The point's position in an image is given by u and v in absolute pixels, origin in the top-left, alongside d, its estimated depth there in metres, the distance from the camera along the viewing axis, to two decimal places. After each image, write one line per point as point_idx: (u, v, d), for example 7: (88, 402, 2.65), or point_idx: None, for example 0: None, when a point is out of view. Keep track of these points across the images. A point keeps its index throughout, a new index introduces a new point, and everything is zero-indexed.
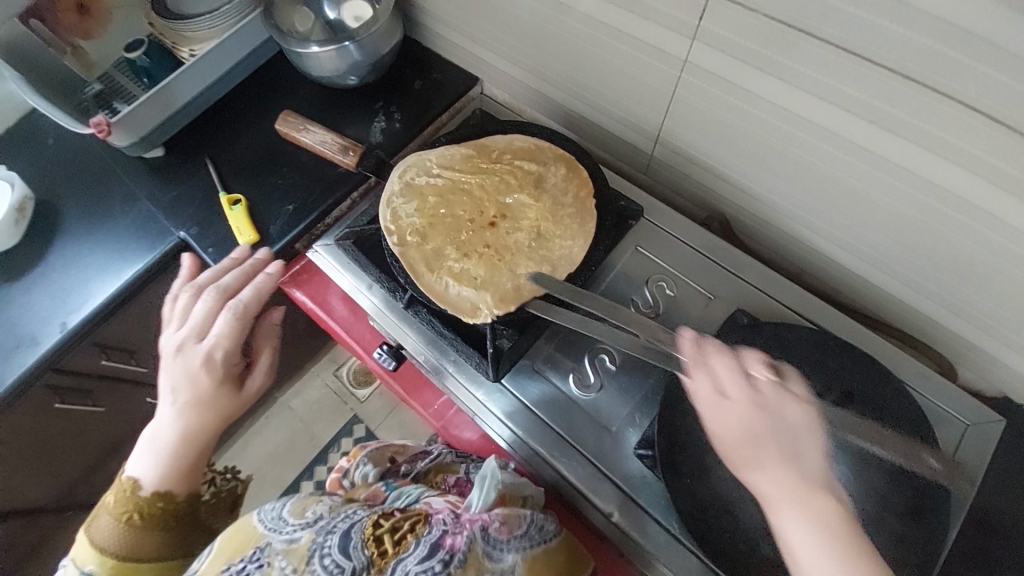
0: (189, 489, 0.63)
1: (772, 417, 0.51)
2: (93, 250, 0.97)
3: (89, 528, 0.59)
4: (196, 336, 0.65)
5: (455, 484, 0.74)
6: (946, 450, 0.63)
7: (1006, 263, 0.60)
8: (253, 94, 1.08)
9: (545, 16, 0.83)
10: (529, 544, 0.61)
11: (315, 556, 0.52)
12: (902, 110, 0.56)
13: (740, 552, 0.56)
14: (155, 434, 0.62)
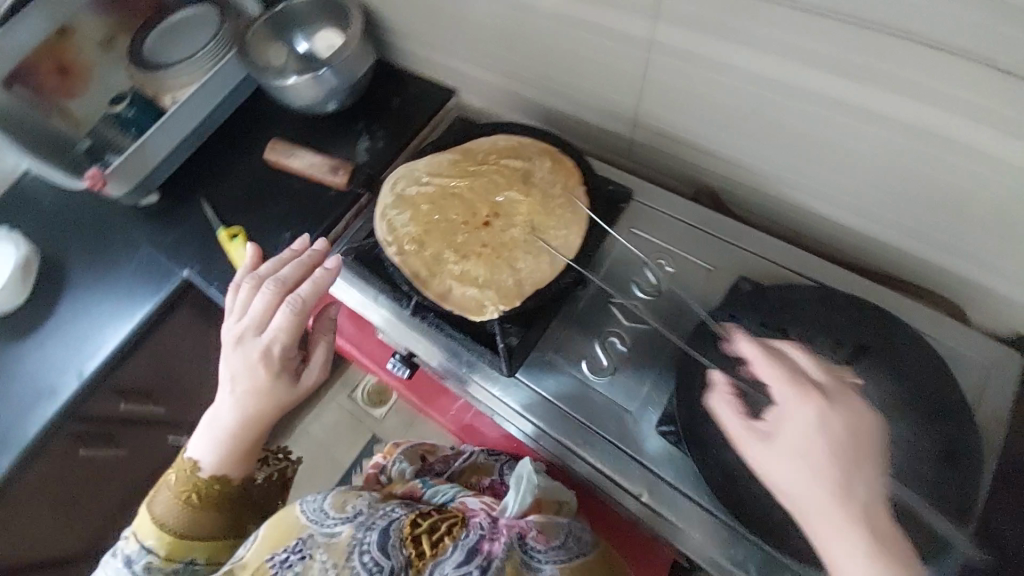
0: (241, 473, 0.67)
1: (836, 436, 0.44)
2: (101, 299, 0.99)
3: (152, 502, 0.65)
4: (256, 328, 0.67)
5: (490, 486, 0.79)
6: (970, 394, 0.60)
7: (995, 196, 0.60)
8: (236, 130, 1.09)
9: (512, 18, 0.84)
10: (564, 558, 0.66)
11: (355, 552, 0.60)
12: (868, 58, 0.57)
13: (774, 515, 0.56)
14: (214, 419, 0.67)
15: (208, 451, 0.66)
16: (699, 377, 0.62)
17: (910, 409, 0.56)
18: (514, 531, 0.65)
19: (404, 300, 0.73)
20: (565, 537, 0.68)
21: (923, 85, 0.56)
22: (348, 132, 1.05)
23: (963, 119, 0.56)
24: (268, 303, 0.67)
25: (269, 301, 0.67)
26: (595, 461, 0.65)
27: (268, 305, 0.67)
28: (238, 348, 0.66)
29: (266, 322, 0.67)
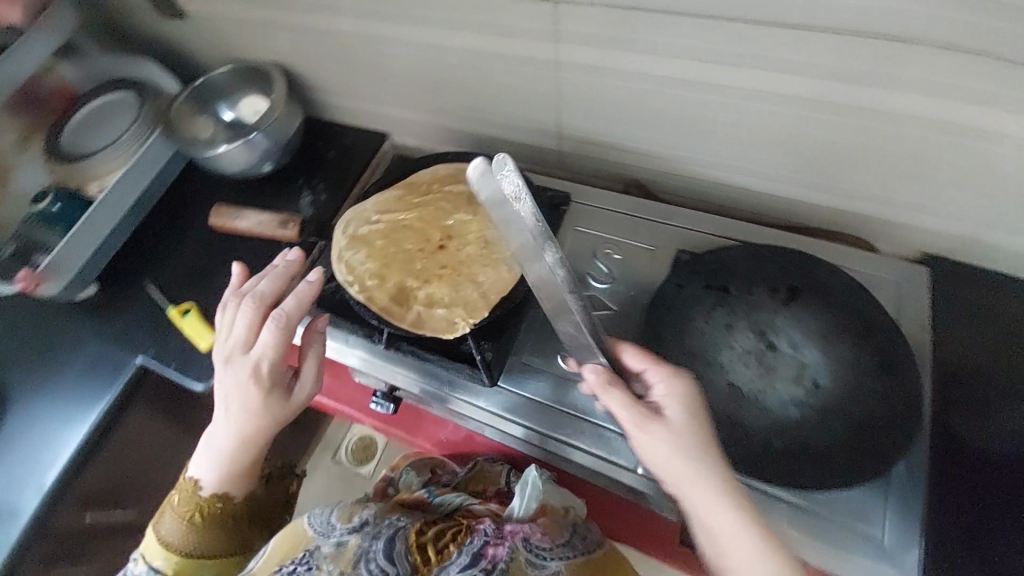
0: (240, 491, 0.73)
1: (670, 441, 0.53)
2: (49, 405, 0.94)
3: (158, 524, 0.73)
4: (244, 346, 0.69)
5: (496, 493, 0.87)
6: (891, 309, 0.68)
7: (867, 141, 0.70)
8: (172, 208, 1.09)
9: (429, 61, 0.91)
10: (568, 557, 0.70)
11: (361, 560, 0.65)
12: (738, 46, 0.66)
13: (756, 454, 0.60)
14: (212, 438, 0.71)
15: (210, 469, 0.71)
16: (665, 345, 0.67)
17: (847, 333, 0.63)
18: (519, 535, 0.70)
19: (375, 335, 0.73)
20: (570, 537, 0.72)
21: (784, 60, 0.66)
22: (288, 190, 1.07)
23: (826, 80, 0.66)
24: (252, 321, 0.70)
25: (254, 319, 0.70)
26: (581, 446, 0.67)
27: (252, 323, 0.70)
28: (229, 367, 0.69)
29: (253, 340, 0.69)
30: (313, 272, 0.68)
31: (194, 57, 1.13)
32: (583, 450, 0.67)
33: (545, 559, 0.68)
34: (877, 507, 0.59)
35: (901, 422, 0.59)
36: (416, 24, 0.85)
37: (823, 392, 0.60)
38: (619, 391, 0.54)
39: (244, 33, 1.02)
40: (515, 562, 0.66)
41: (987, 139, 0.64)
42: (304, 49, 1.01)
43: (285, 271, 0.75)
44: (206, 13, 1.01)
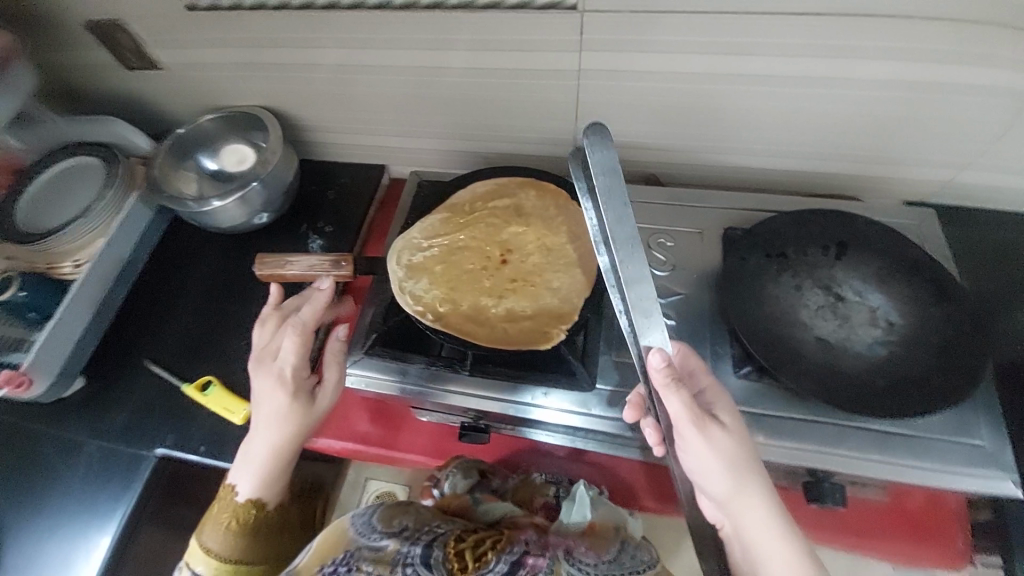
0: (274, 500, 0.72)
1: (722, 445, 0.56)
2: (53, 525, 0.79)
3: (203, 534, 0.70)
4: (271, 352, 0.70)
5: (543, 505, 0.82)
6: (928, 243, 0.80)
7: (867, 109, 0.78)
8: (159, 275, 0.98)
9: (431, 84, 0.89)
10: (613, 575, 0.64)
11: (400, 564, 0.61)
12: (752, 38, 0.72)
13: (866, 393, 0.63)
14: (247, 450, 0.70)
15: (246, 481, 0.70)
16: (749, 313, 0.69)
17: (897, 274, 0.71)
18: (562, 550, 0.66)
19: (456, 364, 0.72)
20: (618, 556, 0.67)
21: (797, 44, 0.72)
22: (292, 238, 1.00)
23: (833, 59, 0.73)
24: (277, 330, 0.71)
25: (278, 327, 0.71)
26: (568, 408, 0.70)
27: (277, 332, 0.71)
28: (257, 372, 0.70)
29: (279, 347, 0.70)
30: (328, 282, 0.70)
31: (166, 109, 1.06)
32: (568, 412, 0.69)
33: (587, 574, 0.63)
34: (973, 419, 0.65)
35: (972, 335, 0.65)
36: (423, 49, 0.83)
37: (897, 327, 0.67)
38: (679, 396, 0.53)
39: (222, 77, 0.96)
40: (555, 572, 0.62)
41: (966, 93, 0.73)
42: (291, 87, 0.95)
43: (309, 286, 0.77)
44: (180, 62, 0.94)
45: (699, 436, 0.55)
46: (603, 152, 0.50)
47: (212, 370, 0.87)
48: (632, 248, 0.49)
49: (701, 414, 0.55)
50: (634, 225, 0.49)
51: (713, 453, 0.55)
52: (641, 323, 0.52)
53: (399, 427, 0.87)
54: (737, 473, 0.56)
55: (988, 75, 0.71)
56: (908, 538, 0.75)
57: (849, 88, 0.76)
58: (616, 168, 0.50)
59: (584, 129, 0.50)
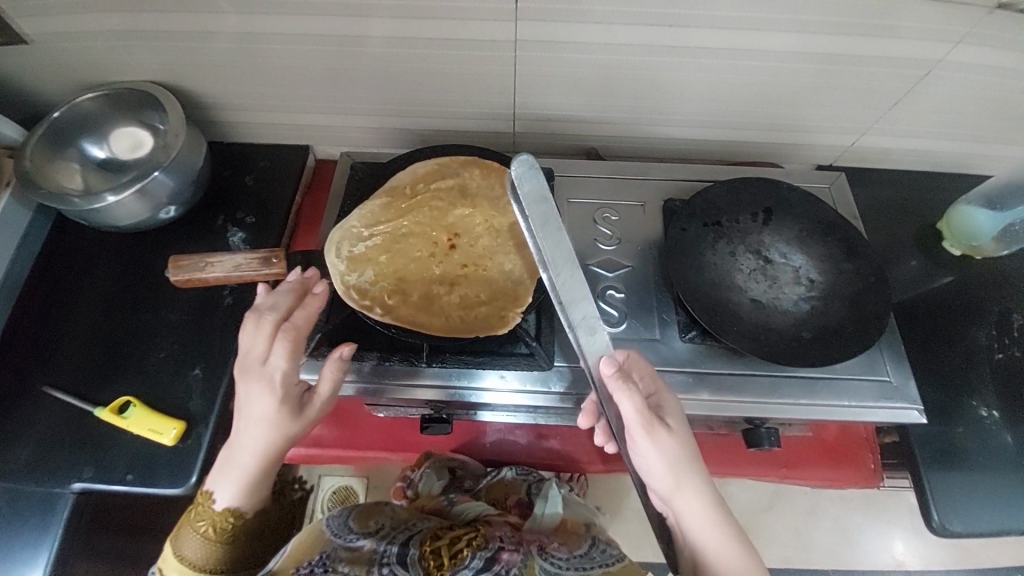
0: (255, 507, 0.67)
1: (671, 449, 0.57)
2: None
3: (178, 540, 0.65)
4: (258, 357, 0.61)
5: (516, 503, 0.88)
6: (838, 203, 0.88)
7: (786, 79, 0.83)
8: (50, 287, 0.86)
9: (354, 57, 0.81)
10: (583, 569, 0.64)
11: (377, 564, 0.60)
12: (685, 9, 0.72)
13: (796, 346, 0.69)
14: (227, 456, 0.64)
15: (227, 488, 0.64)
16: (691, 281, 0.73)
17: (816, 234, 0.77)
18: (535, 546, 0.68)
19: (411, 356, 0.69)
20: (588, 550, 0.68)
21: (723, 16, 0.73)
22: (209, 233, 0.91)
23: (756, 33, 0.75)
24: (264, 335, 0.60)
25: (264, 331, 0.61)
26: (518, 387, 0.72)
27: (264, 338, 0.60)
28: (242, 377, 0.61)
29: (268, 351, 0.61)
30: (321, 286, 0.64)
31: (35, 89, 0.90)
32: (517, 391, 0.72)
33: (561, 568, 0.64)
34: (880, 358, 0.75)
35: (878, 286, 0.73)
36: (341, 18, 0.75)
37: (818, 284, 0.74)
38: (630, 399, 0.55)
39: (98, 51, 0.82)
40: (529, 566, 0.63)
41: (871, 64, 0.80)
42: (186, 61, 0.83)
43: (298, 279, 0.66)
44: (45, 31, 0.79)
45: (646, 439, 0.56)
46: (534, 183, 0.52)
47: (131, 390, 0.79)
48: (575, 270, 0.54)
49: (651, 417, 0.56)
50: (572, 249, 0.53)
51: (658, 456, 0.56)
52: (586, 340, 0.56)
53: (355, 425, 0.85)
54: (682, 475, 0.57)
55: (890, 46, 0.76)
56: (822, 465, 0.86)
57: (770, 60, 0.79)
58: (548, 196, 0.52)
59: (511, 164, 0.52)
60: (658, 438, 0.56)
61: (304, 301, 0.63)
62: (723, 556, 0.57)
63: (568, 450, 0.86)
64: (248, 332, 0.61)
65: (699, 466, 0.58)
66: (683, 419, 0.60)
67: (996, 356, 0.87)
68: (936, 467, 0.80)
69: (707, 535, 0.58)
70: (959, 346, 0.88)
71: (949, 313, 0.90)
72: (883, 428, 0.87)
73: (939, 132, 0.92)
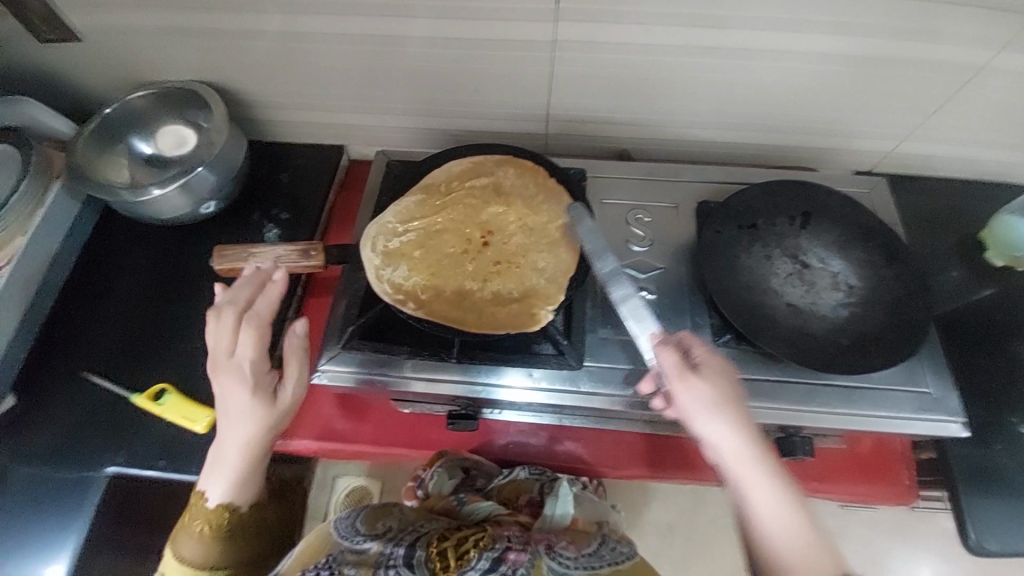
0: (251, 498, 0.68)
1: (710, 396, 0.60)
2: (12, 553, 0.74)
3: (177, 544, 0.66)
4: (225, 352, 0.63)
5: (528, 502, 0.85)
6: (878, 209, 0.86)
7: (824, 82, 0.82)
8: (94, 275, 0.90)
9: (392, 57, 0.83)
10: (591, 567, 0.63)
11: (381, 565, 0.59)
12: (727, 9, 0.72)
13: (833, 351, 0.68)
14: (215, 451, 0.65)
15: (219, 482, 0.65)
16: (727, 284, 0.72)
17: (856, 240, 0.76)
18: (542, 545, 0.67)
19: (441, 352, 0.71)
20: (597, 548, 0.67)
21: (764, 17, 0.72)
22: (245, 228, 0.93)
23: (795, 34, 0.74)
24: (227, 329, 0.63)
25: (227, 326, 0.63)
26: (546, 386, 0.72)
27: (227, 331, 0.63)
28: (213, 374, 0.63)
29: (234, 345, 0.63)
30: (280, 273, 0.66)
31: (88, 83, 0.94)
32: (544, 389, 0.71)
33: (568, 567, 0.63)
34: (921, 369, 0.73)
35: (923, 294, 0.71)
36: (381, 18, 0.77)
37: (857, 290, 0.72)
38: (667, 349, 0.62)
39: (148, 47, 0.85)
40: (536, 566, 0.62)
41: (915, 68, 0.78)
42: (230, 58, 0.86)
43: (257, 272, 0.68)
44: (99, 28, 0.82)
45: (682, 388, 0.60)
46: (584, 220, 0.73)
47: (167, 377, 0.81)
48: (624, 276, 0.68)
49: (687, 366, 0.61)
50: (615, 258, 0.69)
51: (696, 405, 0.60)
52: (639, 327, 0.67)
53: (383, 420, 0.85)
54: (728, 422, 0.59)
55: (935, 49, 0.75)
56: (852, 477, 0.84)
57: (806, 62, 0.78)
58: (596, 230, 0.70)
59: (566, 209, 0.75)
60: (696, 384, 0.60)
61: (263, 291, 0.66)
62: (768, 517, 0.56)
63: (592, 453, 0.85)
64: (212, 331, 0.64)
65: (741, 425, 0.59)
66: (729, 376, 0.62)
67: None
68: (975, 487, 0.77)
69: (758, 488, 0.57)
70: (1002, 360, 0.85)
71: (991, 326, 0.87)
72: (920, 443, 0.84)
73: (982, 140, 0.90)
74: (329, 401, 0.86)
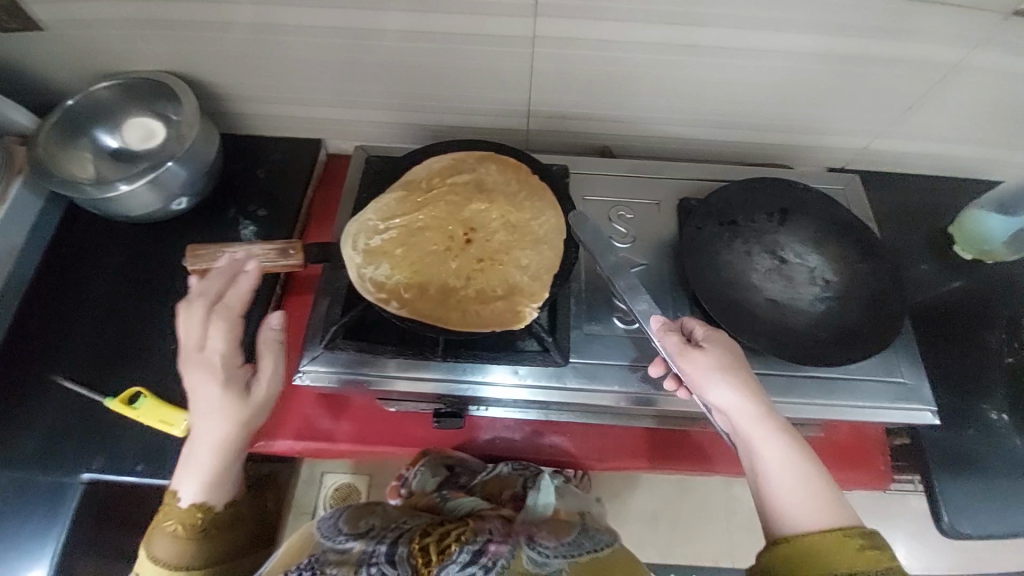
0: (227, 498, 0.65)
1: (714, 370, 0.62)
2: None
3: (151, 544, 0.62)
4: (195, 345, 0.62)
5: (511, 497, 0.86)
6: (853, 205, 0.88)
7: (801, 79, 0.83)
8: (59, 276, 0.86)
9: (370, 51, 0.81)
10: (572, 556, 0.64)
11: (365, 564, 0.58)
12: (706, 6, 0.72)
13: (811, 344, 0.70)
14: (188, 448, 0.64)
15: (191, 479, 0.63)
16: (709, 280, 0.73)
17: (833, 235, 0.77)
18: (524, 537, 0.67)
19: (426, 351, 0.69)
20: (577, 538, 0.68)
21: (742, 14, 0.73)
22: (220, 226, 0.90)
23: (771, 33, 0.75)
24: (197, 321, 0.62)
25: (196, 317, 0.63)
26: (532, 383, 0.72)
27: (197, 323, 0.62)
28: (184, 368, 0.63)
29: (203, 337, 0.62)
30: (253, 265, 0.66)
31: (49, 77, 0.89)
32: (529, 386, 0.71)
33: (548, 556, 0.63)
34: (896, 360, 0.75)
35: (896, 288, 0.73)
36: (358, 11, 0.75)
37: (834, 284, 0.74)
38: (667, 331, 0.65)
39: (113, 38, 0.82)
40: (516, 558, 0.62)
41: (887, 67, 0.80)
42: (200, 50, 0.83)
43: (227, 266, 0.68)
44: (60, 18, 0.79)
45: (685, 364, 0.64)
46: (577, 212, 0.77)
47: (142, 379, 0.79)
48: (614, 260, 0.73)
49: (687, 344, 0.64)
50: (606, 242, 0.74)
51: (700, 379, 0.63)
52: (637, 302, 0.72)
53: (366, 420, 0.84)
54: (735, 393, 0.61)
55: (906, 48, 0.77)
56: (830, 466, 0.86)
57: (783, 60, 0.79)
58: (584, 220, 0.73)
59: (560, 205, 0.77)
60: (697, 360, 0.63)
61: (234, 283, 0.66)
62: (777, 475, 0.58)
63: (577, 448, 0.85)
64: (183, 324, 0.63)
65: (744, 390, 0.61)
66: (732, 350, 0.64)
67: (1007, 360, 0.87)
68: (947, 471, 0.80)
69: (769, 452, 0.59)
70: (969, 349, 0.88)
71: (959, 316, 0.90)
72: (894, 431, 0.87)
73: (950, 137, 0.92)
74: (311, 401, 0.84)
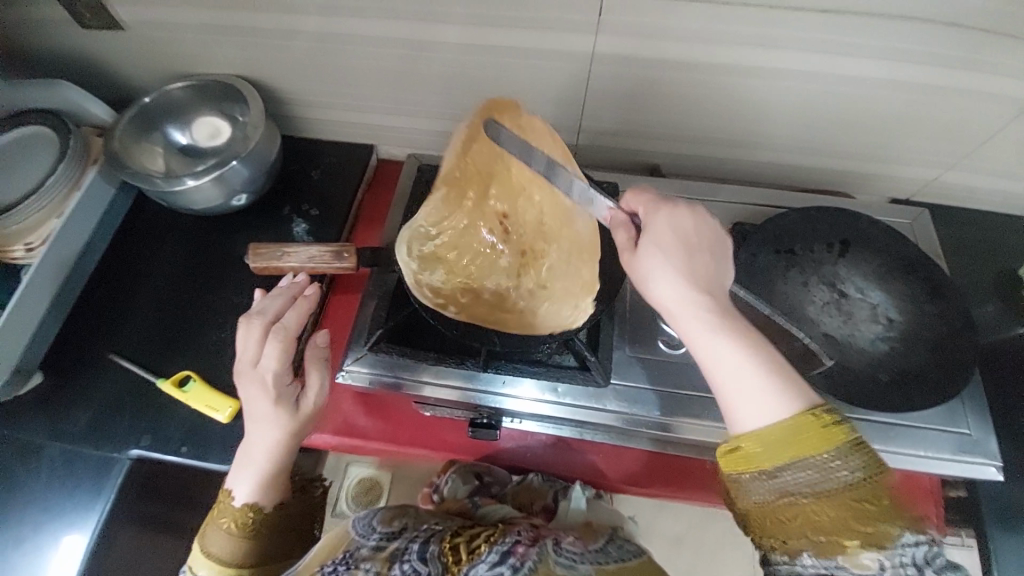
0: (277, 502, 0.66)
1: (663, 272, 0.54)
2: (33, 531, 0.75)
3: (205, 538, 0.64)
4: (251, 359, 0.65)
5: (543, 508, 0.87)
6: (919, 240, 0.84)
7: (870, 106, 0.79)
8: (124, 261, 0.91)
9: (430, 63, 0.83)
10: (600, 563, 0.61)
11: (396, 561, 0.58)
12: (775, 30, 0.70)
13: (868, 387, 0.67)
14: (242, 454, 0.66)
15: (245, 483, 0.64)
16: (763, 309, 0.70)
17: (899, 270, 0.73)
18: (550, 540, 0.63)
19: (468, 360, 0.71)
20: (604, 545, 0.64)
21: (809, 37, 0.70)
22: (275, 223, 0.93)
23: (840, 57, 0.72)
24: (255, 338, 0.66)
25: (254, 334, 0.66)
26: (573, 403, 0.71)
27: (254, 340, 0.66)
28: (239, 381, 0.65)
29: (259, 354, 0.65)
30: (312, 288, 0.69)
31: (129, 73, 0.95)
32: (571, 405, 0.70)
33: (575, 562, 0.60)
34: (961, 408, 0.70)
35: (967, 333, 0.68)
36: (420, 23, 0.77)
37: (897, 324, 0.70)
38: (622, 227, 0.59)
39: (188, 41, 0.86)
40: (545, 562, 0.58)
41: (968, 97, 0.75)
42: (268, 56, 0.87)
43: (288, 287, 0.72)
44: (143, 20, 0.83)
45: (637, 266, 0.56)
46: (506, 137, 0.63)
47: (192, 365, 0.82)
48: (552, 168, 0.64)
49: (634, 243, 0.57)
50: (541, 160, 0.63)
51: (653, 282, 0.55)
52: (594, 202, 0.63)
53: (400, 424, 0.84)
54: (692, 296, 0.53)
55: (992, 79, 0.72)
56: None
57: (851, 86, 0.76)
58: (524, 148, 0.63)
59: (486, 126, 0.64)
60: (647, 262, 0.55)
61: (292, 304, 0.69)
62: (726, 380, 0.50)
63: (609, 470, 0.83)
64: (242, 338, 0.67)
65: (696, 290, 0.53)
66: (688, 255, 0.55)
67: None
68: (1005, 528, 0.75)
69: (728, 357, 0.50)
70: None
71: None
72: (949, 481, 0.80)
73: None
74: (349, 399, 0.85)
